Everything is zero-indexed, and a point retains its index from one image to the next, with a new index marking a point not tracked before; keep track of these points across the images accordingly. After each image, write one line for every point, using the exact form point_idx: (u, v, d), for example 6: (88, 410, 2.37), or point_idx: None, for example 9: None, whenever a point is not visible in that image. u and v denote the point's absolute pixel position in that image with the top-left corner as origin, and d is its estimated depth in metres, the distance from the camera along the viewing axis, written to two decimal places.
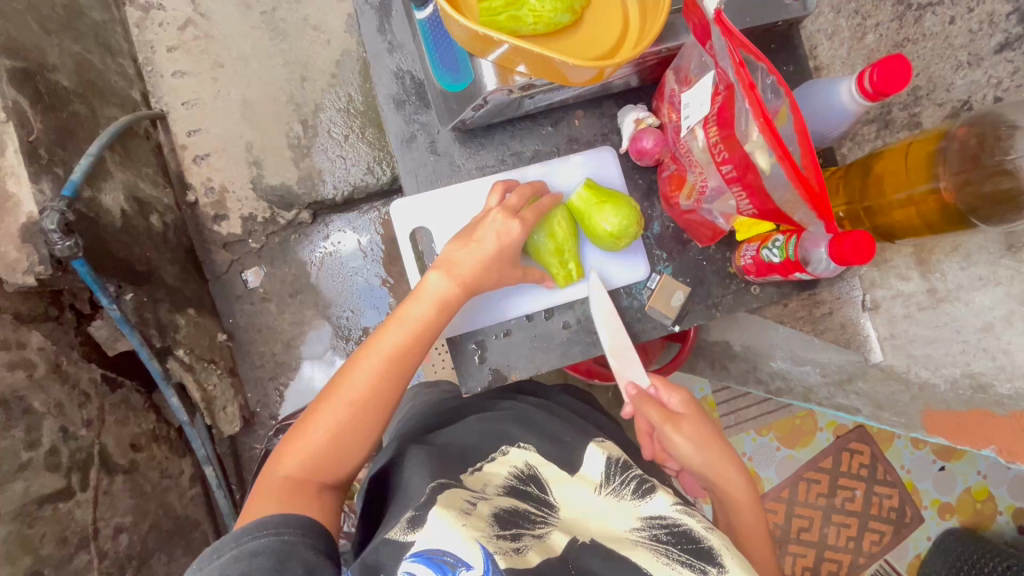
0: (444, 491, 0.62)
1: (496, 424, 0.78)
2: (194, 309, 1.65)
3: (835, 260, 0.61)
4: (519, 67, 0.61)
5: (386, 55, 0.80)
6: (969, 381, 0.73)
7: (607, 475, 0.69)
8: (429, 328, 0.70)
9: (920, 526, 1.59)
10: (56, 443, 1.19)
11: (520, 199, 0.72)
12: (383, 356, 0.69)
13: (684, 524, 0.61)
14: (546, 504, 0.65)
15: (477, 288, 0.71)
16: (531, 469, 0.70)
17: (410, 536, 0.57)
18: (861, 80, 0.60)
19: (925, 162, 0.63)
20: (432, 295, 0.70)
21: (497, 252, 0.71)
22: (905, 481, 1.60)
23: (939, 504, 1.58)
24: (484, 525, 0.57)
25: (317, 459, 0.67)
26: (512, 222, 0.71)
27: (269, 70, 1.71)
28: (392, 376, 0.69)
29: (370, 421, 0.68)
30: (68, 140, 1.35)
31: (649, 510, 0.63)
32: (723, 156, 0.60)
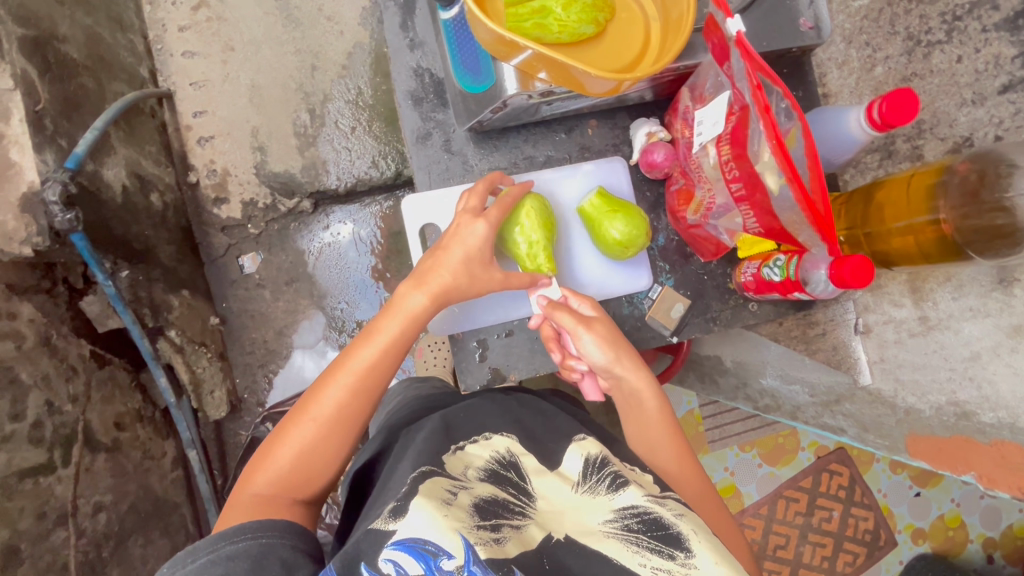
0: (427, 479, 0.62)
1: (481, 415, 0.78)
2: (188, 291, 1.64)
3: (834, 283, 0.63)
4: (540, 74, 0.63)
5: (407, 52, 0.79)
6: (953, 408, 0.76)
7: (585, 474, 0.67)
8: (400, 342, 0.69)
9: (894, 549, 1.62)
10: (40, 417, 1.18)
11: (480, 202, 0.72)
12: (353, 373, 0.68)
13: (655, 513, 0.61)
14: (525, 493, 0.65)
15: (450, 302, 0.71)
16: (512, 455, 0.71)
17: (393, 525, 0.57)
18: (869, 110, 0.61)
19: (925, 194, 0.64)
20: (405, 312, 0.70)
21: (473, 266, 0.71)
22: (881, 504, 1.62)
23: (912, 529, 1.62)
24: (464, 516, 0.57)
25: (288, 476, 0.66)
26: (478, 229, 0.71)
27: (280, 57, 1.71)
28: (361, 394, 0.68)
29: (340, 436, 0.67)
30: (74, 112, 1.34)
31: (622, 502, 0.62)
32: (734, 175, 0.62)
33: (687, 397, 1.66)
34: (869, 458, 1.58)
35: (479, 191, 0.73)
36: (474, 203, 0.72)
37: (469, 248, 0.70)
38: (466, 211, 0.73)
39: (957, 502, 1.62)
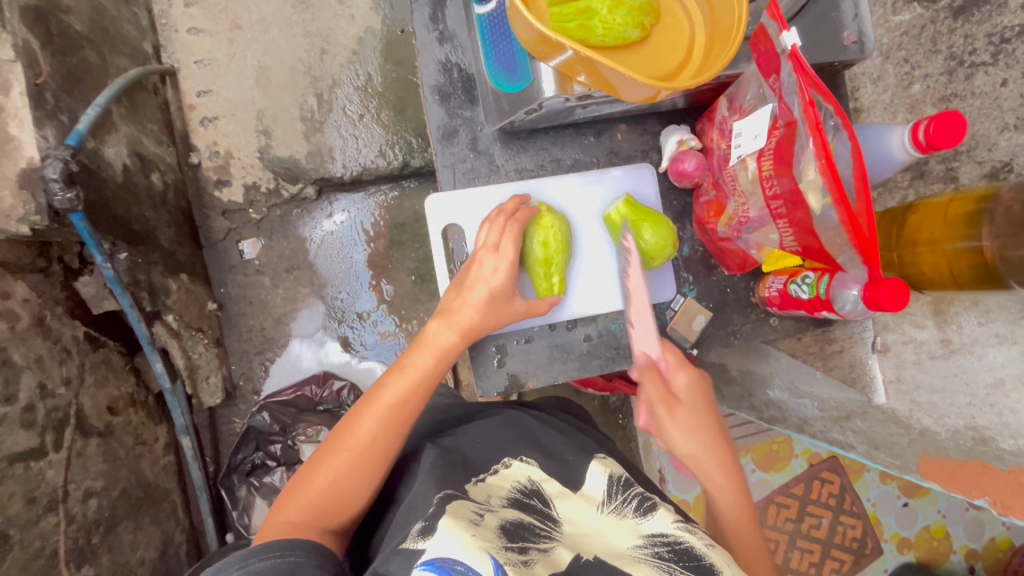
0: (452, 501, 0.62)
1: (496, 437, 0.77)
2: (186, 275, 1.60)
3: (868, 305, 0.61)
4: (580, 77, 0.61)
5: (436, 45, 0.76)
6: (971, 432, 0.75)
7: (609, 493, 0.68)
8: (432, 377, 0.71)
9: (879, 557, 1.63)
10: (32, 400, 1.15)
11: (499, 232, 0.72)
12: (387, 405, 0.69)
13: (684, 542, 0.61)
14: (551, 518, 0.64)
15: (475, 336, 0.72)
16: (534, 484, 0.69)
17: (422, 543, 0.57)
18: (915, 130, 0.60)
19: (966, 221, 0.63)
20: (437, 347, 0.71)
21: (499, 301, 0.72)
22: (870, 513, 1.63)
23: (898, 539, 1.63)
24: (493, 537, 0.57)
25: (319, 506, 0.66)
26: (500, 260, 0.71)
27: (289, 38, 1.66)
28: (395, 425, 0.68)
29: (373, 468, 0.68)
30: (76, 86, 1.29)
31: (651, 528, 0.62)
32: (775, 191, 0.61)
33: None
34: (861, 467, 1.59)
35: (497, 219, 0.73)
36: (497, 234, 0.72)
37: (496, 279, 0.71)
38: (484, 243, 0.73)
39: (943, 513, 1.63)
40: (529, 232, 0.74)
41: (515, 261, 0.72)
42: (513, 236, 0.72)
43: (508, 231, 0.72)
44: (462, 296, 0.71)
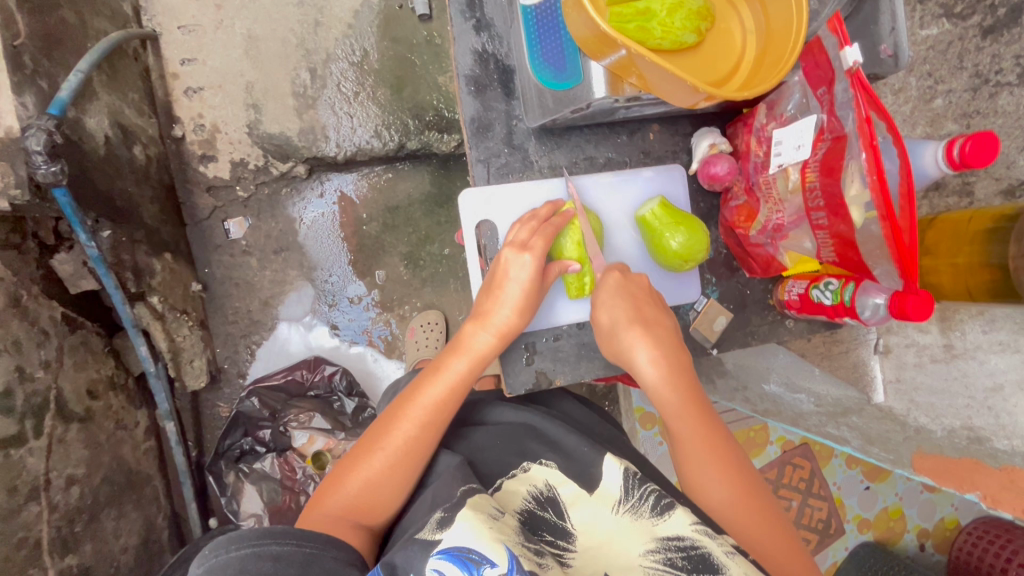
0: (475, 494, 0.59)
1: (514, 439, 0.73)
2: (170, 255, 1.52)
3: (895, 314, 0.64)
4: (632, 78, 0.61)
5: (472, 33, 0.73)
6: (967, 432, 0.81)
7: (626, 489, 0.61)
8: (468, 381, 0.69)
9: (841, 536, 1.72)
10: (11, 385, 1.08)
11: (530, 232, 0.71)
12: (423, 406, 0.67)
13: (702, 547, 0.53)
14: (563, 534, 0.59)
15: (510, 337, 0.71)
16: (550, 490, 0.64)
17: (440, 534, 0.54)
18: (950, 147, 0.62)
19: (992, 237, 0.65)
20: (474, 352, 0.70)
21: (530, 298, 0.70)
22: (835, 496, 1.72)
23: (859, 519, 1.72)
24: (509, 532, 0.54)
25: (354, 501, 0.64)
26: (527, 257, 0.69)
27: (281, 7, 1.58)
28: (430, 428, 0.67)
29: (409, 471, 0.66)
30: (54, 50, 1.19)
31: (667, 530, 0.55)
32: (817, 202, 0.63)
33: None
34: (830, 454, 1.67)
35: (529, 220, 0.72)
36: (527, 234, 0.71)
37: (528, 277, 0.69)
38: (513, 241, 0.71)
39: (900, 496, 1.74)
40: (563, 232, 0.74)
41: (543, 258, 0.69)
42: (547, 238, 0.71)
43: (540, 231, 0.70)
44: (496, 297, 0.70)
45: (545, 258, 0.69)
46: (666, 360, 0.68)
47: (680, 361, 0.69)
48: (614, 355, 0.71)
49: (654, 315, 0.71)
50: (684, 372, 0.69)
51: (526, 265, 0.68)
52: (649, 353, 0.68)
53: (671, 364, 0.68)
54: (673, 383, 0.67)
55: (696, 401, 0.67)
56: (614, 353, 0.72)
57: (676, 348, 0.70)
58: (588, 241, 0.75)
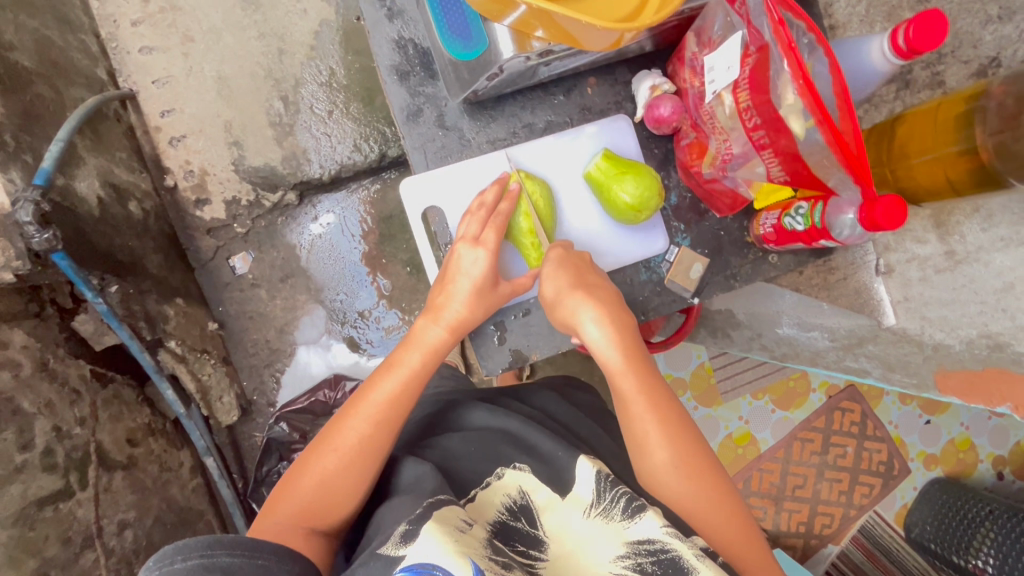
0: (441, 508, 0.60)
1: (489, 443, 0.75)
2: (182, 300, 1.53)
3: (866, 226, 0.59)
4: (536, 32, 0.58)
5: (386, 23, 0.74)
6: (985, 341, 0.74)
7: (598, 493, 0.63)
8: (421, 375, 0.71)
9: (908, 477, 1.61)
10: (50, 444, 1.09)
11: (479, 223, 0.71)
12: (378, 406, 0.68)
13: (673, 550, 0.57)
14: (535, 542, 0.62)
15: (463, 329, 0.72)
16: (523, 497, 0.67)
17: (403, 550, 0.56)
18: (895, 36, 0.57)
19: (957, 123, 0.62)
20: (426, 345, 0.71)
21: (475, 288, 0.71)
22: (893, 437, 1.60)
23: (925, 457, 1.60)
24: (476, 545, 0.56)
25: (309, 506, 0.65)
26: (480, 251, 0.71)
27: (244, 43, 1.58)
28: (386, 428, 0.68)
29: (361, 474, 0.67)
30: (32, 126, 1.22)
31: (637, 534, 0.59)
32: (754, 121, 0.59)
33: (696, 353, 1.64)
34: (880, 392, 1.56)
35: (474, 208, 0.72)
36: (475, 225, 0.71)
37: (479, 270, 0.70)
38: (465, 233, 0.72)
39: (967, 425, 1.60)
40: (513, 213, 0.73)
41: (494, 249, 0.70)
42: (494, 226, 0.71)
43: (489, 222, 0.71)
44: (444, 290, 0.72)
45: (496, 249, 0.71)
46: (609, 321, 0.70)
47: (624, 323, 0.71)
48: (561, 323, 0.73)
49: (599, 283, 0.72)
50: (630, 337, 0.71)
51: (478, 260, 0.70)
52: (594, 316, 0.70)
53: (614, 324, 0.70)
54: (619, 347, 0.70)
55: (639, 364, 0.69)
56: (558, 318, 0.73)
57: (619, 310, 0.72)
58: (538, 225, 0.73)
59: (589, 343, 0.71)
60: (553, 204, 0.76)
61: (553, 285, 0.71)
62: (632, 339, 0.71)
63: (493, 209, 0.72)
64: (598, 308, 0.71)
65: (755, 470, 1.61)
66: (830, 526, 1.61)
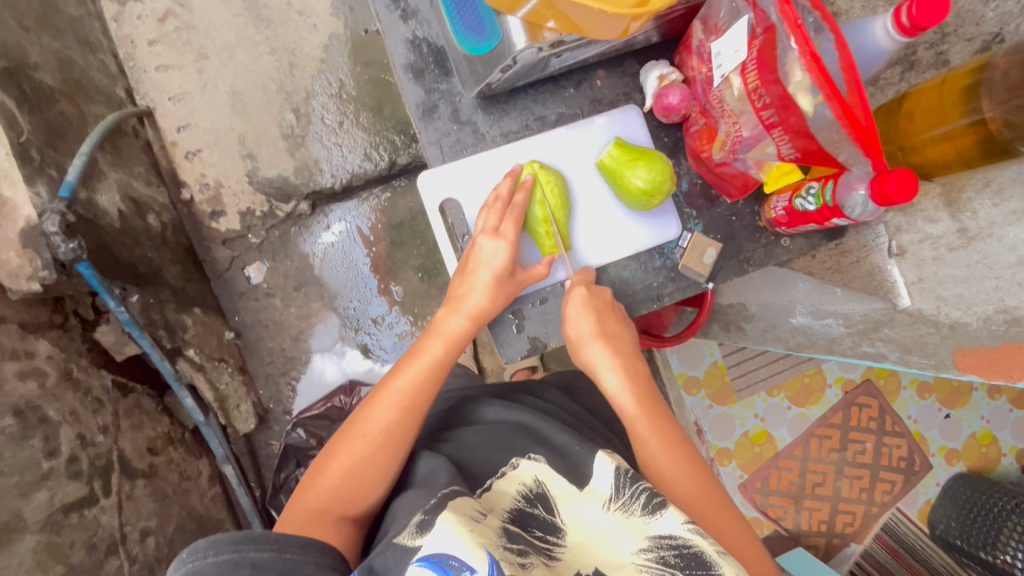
0: (456, 497, 0.61)
1: (504, 436, 0.76)
2: (199, 309, 1.56)
3: (878, 201, 0.60)
4: (549, 23, 0.60)
5: (400, 23, 0.77)
6: (1003, 316, 0.74)
7: (617, 488, 0.63)
8: (445, 363, 0.73)
9: (929, 473, 1.57)
10: (75, 451, 1.10)
11: (498, 215, 0.74)
12: (403, 393, 0.70)
13: (694, 545, 0.57)
14: (553, 530, 0.63)
15: (485, 318, 0.74)
16: (540, 486, 0.67)
17: (418, 540, 0.57)
18: (898, 15, 0.59)
19: (961, 96, 0.63)
20: (449, 334, 0.73)
21: (496, 278, 0.73)
22: (912, 431, 1.57)
23: (946, 452, 1.56)
24: (491, 536, 0.57)
25: (337, 493, 0.67)
26: (500, 242, 0.73)
27: (256, 59, 1.63)
28: (411, 415, 0.70)
29: (387, 460, 0.68)
30: (58, 140, 1.25)
31: (659, 528, 0.59)
32: (764, 101, 0.60)
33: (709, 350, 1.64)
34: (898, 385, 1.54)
35: (490, 203, 0.75)
36: (494, 218, 0.74)
37: (499, 259, 0.72)
38: (484, 227, 0.75)
39: (987, 419, 1.55)
40: (529, 206, 0.75)
41: (514, 240, 0.73)
42: (512, 217, 0.74)
43: (507, 214, 0.74)
44: (465, 280, 0.74)
45: (514, 239, 0.73)
46: (625, 367, 0.73)
47: (639, 370, 0.74)
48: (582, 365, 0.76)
49: (617, 329, 0.75)
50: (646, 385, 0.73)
51: (498, 250, 0.72)
52: (610, 363, 0.73)
53: (630, 371, 0.73)
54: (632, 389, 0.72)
55: (654, 407, 0.71)
56: (580, 363, 0.77)
57: (636, 358, 0.75)
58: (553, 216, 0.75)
59: (606, 389, 0.74)
60: (567, 195, 0.78)
61: (576, 326, 0.74)
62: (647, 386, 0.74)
63: (511, 203, 0.74)
64: (614, 354, 0.74)
65: (773, 468, 1.60)
66: (852, 523, 1.59)
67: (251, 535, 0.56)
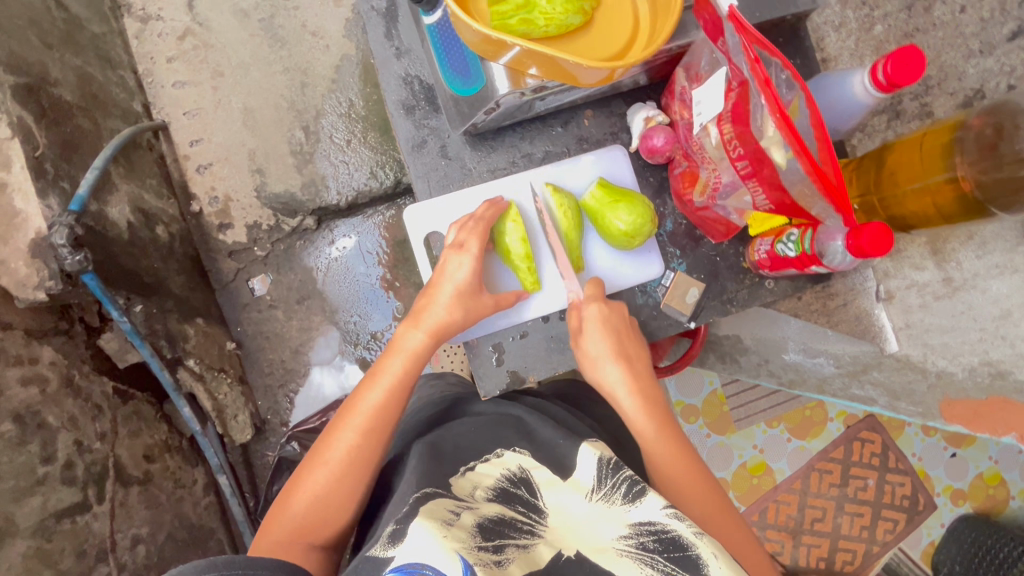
0: (429, 501, 0.61)
1: (494, 427, 0.77)
2: (202, 319, 1.58)
3: (853, 253, 0.60)
4: (531, 70, 0.63)
5: (394, 61, 0.83)
6: (987, 368, 0.75)
7: (598, 479, 0.64)
8: (406, 380, 0.73)
9: (934, 513, 1.53)
10: (71, 457, 1.12)
11: (464, 231, 0.75)
12: (364, 414, 0.71)
13: (672, 530, 0.56)
14: (535, 510, 0.63)
15: (444, 336, 0.75)
16: (524, 472, 0.68)
17: (391, 551, 0.56)
18: (874, 72, 0.60)
19: (941, 152, 0.64)
20: (408, 351, 0.74)
21: (458, 293, 0.74)
22: (917, 469, 1.54)
23: (952, 491, 1.52)
24: (465, 537, 0.56)
25: (303, 522, 0.68)
26: (464, 257, 0.74)
27: (269, 77, 1.66)
28: (372, 437, 0.71)
29: (352, 482, 0.70)
30: (72, 154, 1.29)
31: (638, 515, 0.58)
32: (738, 152, 0.61)
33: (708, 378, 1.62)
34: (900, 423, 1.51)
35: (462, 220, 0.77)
36: (461, 234, 0.76)
37: (462, 276, 0.74)
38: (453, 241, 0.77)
39: (995, 459, 1.50)
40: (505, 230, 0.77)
41: (478, 255, 0.74)
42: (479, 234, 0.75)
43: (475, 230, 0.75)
44: (429, 297, 0.75)
45: (479, 254, 0.74)
46: (639, 388, 0.74)
47: (651, 389, 0.75)
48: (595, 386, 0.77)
49: (626, 344, 0.75)
50: (655, 399, 0.74)
51: (462, 263, 0.74)
52: (625, 384, 0.74)
53: (644, 391, 0.74)
54: (646, 411, 0.73)
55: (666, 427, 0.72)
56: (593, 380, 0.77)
57: (648, 379, 0.76)
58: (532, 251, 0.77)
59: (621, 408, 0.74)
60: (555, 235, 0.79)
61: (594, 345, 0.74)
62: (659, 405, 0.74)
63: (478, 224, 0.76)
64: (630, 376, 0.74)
65: (771, 501, 1.56)
66: (852, 562, 1.55)
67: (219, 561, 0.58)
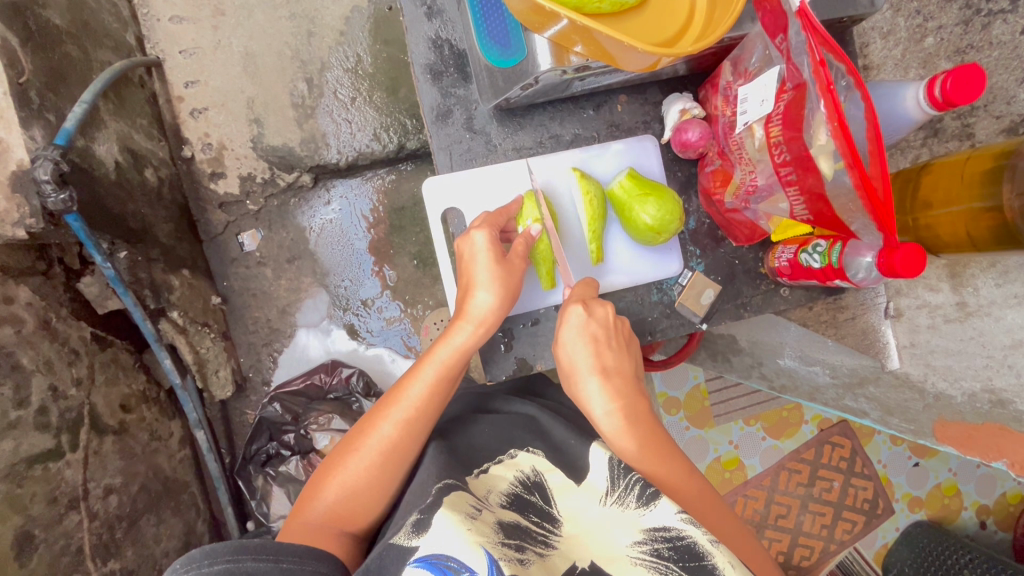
0: (451, 492, 0.61)
1: (507, 427, 0.78)
2: (188, 271, 1.52)
3: (882, 271, 0.59)
4: (576, 47, 0.59)
5: (425, 20, 0.78)
6: (988, 395, 0.75)
7: (612, 480, 0.63)
8: (449, 374, 0.72)
9: (891, 517, 1.58)
10: (45, 403, 1.07)
11: (481, 220, 0.74)
12: (408, 408, 0.70)
13: (688, 536, 0.56)
14: (549, 519, 0.62)
15: (495, 326, 0.73)
16: (537, 475, 0.68)
17: (415, 541, 0.56)
18: (932, 86, 0.59)
19: (988, 178, 0.63)
20: (456, 345, 0.72)
21: (497, 277, 0.71)
22: (880, 475, 1.59)
23: (910, 498, 1.58)
24: (489, 532, 0.56)
25: (334, 510, 0.67)
26: (480, 240, 0.72)
27: (274, 22, 1.56)
28: (411, 431, 0.70)
29: (387, 474, 0.69)
30: (59, 83, 1.20)
31: (652, 521, 0.58)
32: (784, 157, 0.59)
33: (693, 373, 1.63)
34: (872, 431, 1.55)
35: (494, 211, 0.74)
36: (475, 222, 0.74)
37: (485, 254, 0.71)
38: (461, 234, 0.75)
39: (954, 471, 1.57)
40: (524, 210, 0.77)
41: (495, 236, 0.72)
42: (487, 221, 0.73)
43: (491, 218, 0.73)
44: (467, 290, 0.73)
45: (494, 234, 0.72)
46: (622, 408, 0.70)
47: (638, 407, 0.70)
48: (574, 398, 0.74)
49: (600, 356, 0.71)
50: (638, 414, 0.70)
51: (481, 244, 0.71)
52: (607, 402, 0.70)
53: (628, 410, 0.70)
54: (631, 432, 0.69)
55: (656, 443, 0.68)
56: (574, 395, 0.73)
57: (634, 394, 0.71)
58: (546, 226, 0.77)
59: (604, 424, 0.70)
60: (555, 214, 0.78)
61: (572, 357, 0.72)
62: (646, 422, 0.70)
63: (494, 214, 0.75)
64: (613, 397, 0.70)
65: (740, 495, 1.58)
66: (808, 557, 1.59)
67: (246, 545, 0.57)
